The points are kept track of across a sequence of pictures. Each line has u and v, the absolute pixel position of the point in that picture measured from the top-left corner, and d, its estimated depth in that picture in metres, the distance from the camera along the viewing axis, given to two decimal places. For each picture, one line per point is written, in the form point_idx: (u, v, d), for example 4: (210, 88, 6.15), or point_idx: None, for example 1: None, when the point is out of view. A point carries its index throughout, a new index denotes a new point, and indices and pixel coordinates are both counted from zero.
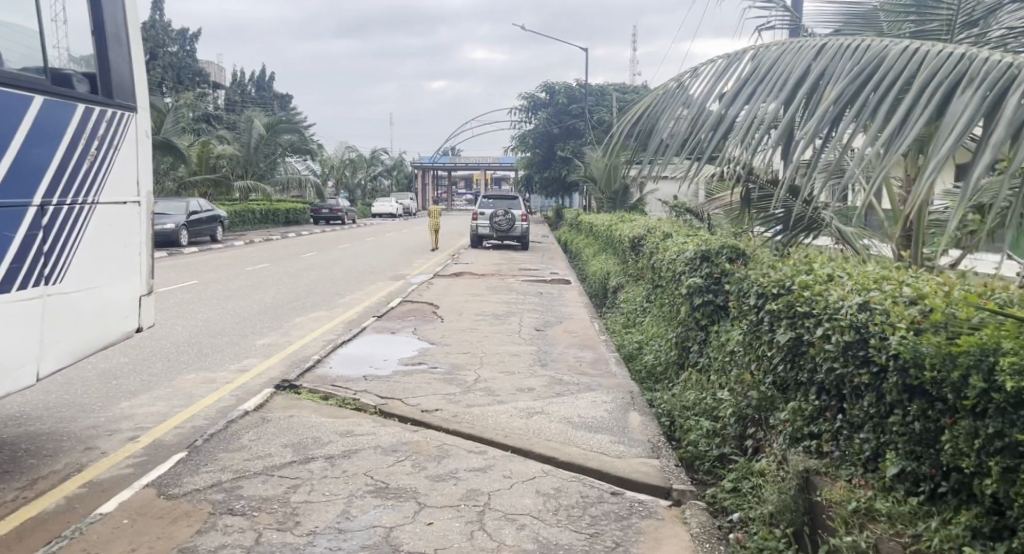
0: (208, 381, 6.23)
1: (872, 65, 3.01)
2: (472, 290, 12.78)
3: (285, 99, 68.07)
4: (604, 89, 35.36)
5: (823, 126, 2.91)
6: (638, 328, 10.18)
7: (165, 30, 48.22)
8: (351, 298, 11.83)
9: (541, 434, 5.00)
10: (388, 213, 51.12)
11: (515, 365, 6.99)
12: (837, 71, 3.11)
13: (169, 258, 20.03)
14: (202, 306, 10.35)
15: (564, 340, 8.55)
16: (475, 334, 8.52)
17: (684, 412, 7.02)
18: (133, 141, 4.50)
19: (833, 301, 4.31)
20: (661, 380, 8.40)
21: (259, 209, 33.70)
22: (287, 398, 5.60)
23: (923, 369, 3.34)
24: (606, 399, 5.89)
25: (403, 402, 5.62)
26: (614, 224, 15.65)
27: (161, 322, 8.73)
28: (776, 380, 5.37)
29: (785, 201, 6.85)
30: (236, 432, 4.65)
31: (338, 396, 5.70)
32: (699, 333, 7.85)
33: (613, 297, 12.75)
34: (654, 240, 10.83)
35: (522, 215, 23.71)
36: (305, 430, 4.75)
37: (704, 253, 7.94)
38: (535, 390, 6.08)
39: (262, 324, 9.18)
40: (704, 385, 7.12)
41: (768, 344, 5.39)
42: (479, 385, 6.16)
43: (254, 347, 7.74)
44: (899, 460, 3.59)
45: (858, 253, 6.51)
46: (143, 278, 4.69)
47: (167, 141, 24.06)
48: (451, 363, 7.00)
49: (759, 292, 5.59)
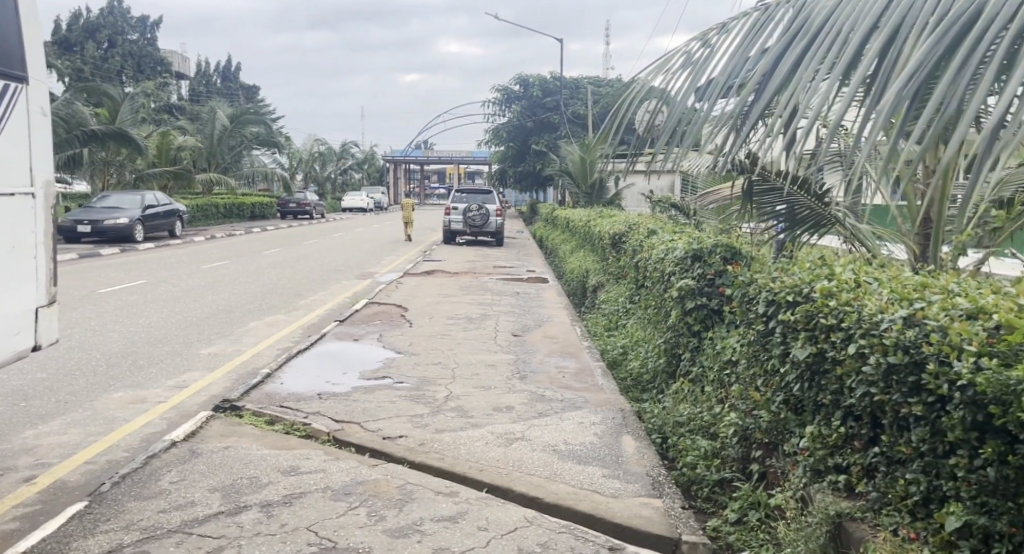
0: (136, 404, 5.44)
1: (971, 9, 2.26)
2: (444, 290, 12.05)
3: (252, 90, 66.60)
4: (578, 82, 34.76)
5: (905, 96, 2.17)
6: (622, 331, 9.50)
7: (125, 17, 47.13)
8: (312, 300, 11.03)
9: (522, 467, 4.28)
10: (359, 208, 50.05)
11: (491, 378, 6.26)
12: (917, 19, 2.37)
13: (122, 255, 19.04)
14: (146, 309, 9.56)
15: (543, 347, 7.84)
16: (445, 341, 7.78)
17: (677, 429, 6.33)
18: (24, 119, 3.72)
19: (871, 315, 3.62)
20: (649, 390, 7.72)
21: (222, 204, 32.64)
22: (226, 424, 4.82)
23: (1014, 405, 2.68)
24: (595, 420, 5.17)
25: (362, 427, 4.86)
26: (591, 219, 14.98)
27: (96, 330, 7.96)
28: (788, 399, 4.65)
29: (789, 197, 5.97)
30: (156, 470, 3.90)
31: (286, 420, 4.94)
32: (690, 339, 7.18)
33: (593, 297, 12.04)
34: (638, 236, 10.15)
35: (496, 211, 22.94)
36: (242, 467, 4.00)
37: (695, 252, 7.33)
38: (514, 410, 5.35)
39: (210, 330, 8.42)
40: (698, 398, 6.44)
41: (782, 360, 4.68)
42: (451, 404, 5.42)
43: (197, 360, 6.94)
44: (966, 513, 2.88)
45: (873, 254, 5.83)
46: (42, 288, 3.91)
47: (122, 131, 22.96)
48: (419, 376, 6.25)
49: (767, 298, 4.87)
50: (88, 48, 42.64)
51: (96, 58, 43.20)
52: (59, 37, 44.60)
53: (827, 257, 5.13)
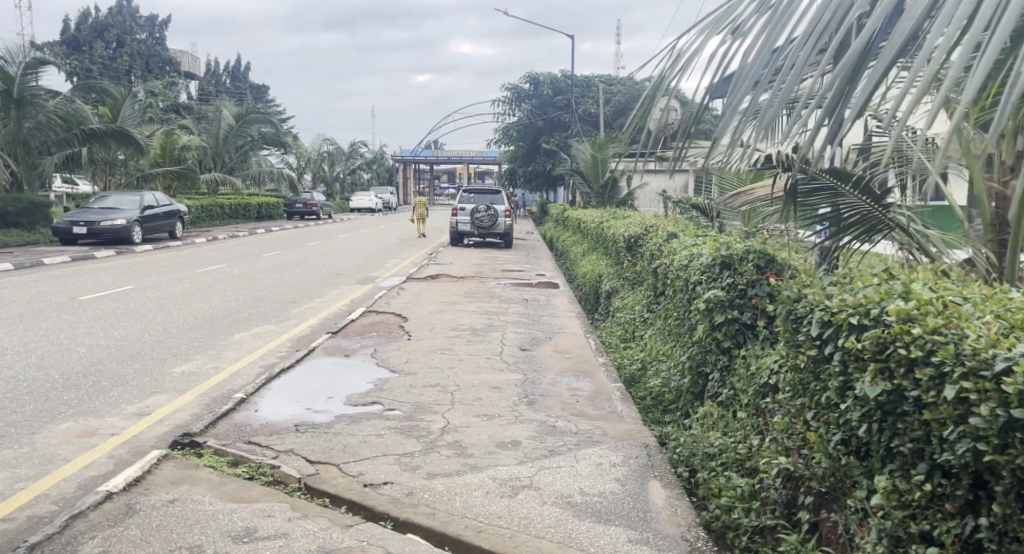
0: (83, 440, 4.71)
1: None
2: (448, 297, 11.35)
3: (261, 89, 66.33)
4: (590, 81, 34.30)
5: None
6: (638, 343, 8.76)
7: (133, 17, 47.48)
8: (306, 308, 10.31)
9: (529, 526, 3.51)
10: (367, 207, 49.43)
11: (495, 404, 5.51)
12: None
13: (118, 257, 18.40)
14: (124, 319, 8.89)
15: (554, 364, 7.08)
16: (447, 356, 7.05)
17: (707, 461, 5.52)
18: None
19: (981, 351, 2.84)
20: (672, 411, 6.96)
21: (227, 204, 32.17)
22: (179, 467, 4.08)
23: None
24: (616, 460, 4.38)
25: (341, 470, 4.11)
26: (604, 221, 14.25)
27: (65, 345, 7.30)
28: (845, 438, 3.80)
29: (839, 201, 5.04)
30: (76, 539, 3.20)
31: (251, 460, 4.21)
32: (719, 357, 6.40)
33: (608, 304, 11.26)
34: (656, 239, 9.37)
35: (505, 212, 22.21)
36: (184, 533, 3.29)
37: (724, 259, 6.56)
38: (521, 446, 4.59)
39: (190, 343, 7.74)
40: (731, 426, 5.63)
41: (840, 394, 3.82)
42: (447, 439, 4.67)
43: (167, 381, 6.22)
44: None
45: (938, 261, 5.02)
46: None
47: (123, 130, 22.12)
48: (413, 402, 5.49)
49: (822, 318, 3.93)
50: (97, 48, 42.72)
51: (105, 58, 43.31)
52: (69, 36, 44.82)
53: (888, 268, 4.25)
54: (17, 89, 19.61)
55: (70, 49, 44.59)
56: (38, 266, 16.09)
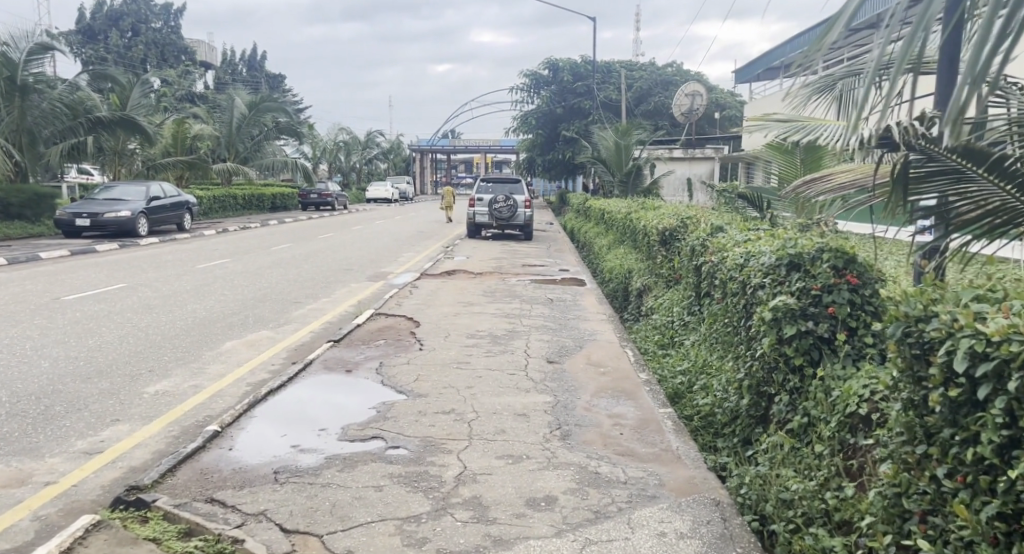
0: (7, 493, 3.75)
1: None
2: (465, 296, 10.36)
3: (279, 79, 65.58)
4: (610, 67, 33.35)
5: None
6: (681, 350, 7.74)
7: (148, 5, 46.75)
8: (310, 309, 9.35)
9: None
10: (382, 198, 48.40)
11: (522, 440, 4.49)
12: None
13: (120, 251, 17.49)
14: (105, 325, 7.97)
15: (589, 381, 6.07)
16: (462, 373, 6.04)
17: (782, 510, 4.45)
18: None
19: None
20: (726, 436, 5.92)
21: (239, 194, 31.24)
22: (111, 544, 3.12)
23: None
24: (685, 530, 3.36)
25: (323, 547, 3.13)
26: (631, 211, 13.21)
27: (28, 358, 6.39)
28: (1004, 510, 2.82)
29: (952, 189, 3.96)
30: None
31: (204, 533, 3.22)
32: (788, 377, 5.28)
33: (640, 304, 10.22)
34: (697, 232, 8.30)
35: (524, 202, 21.16)
36: None
37: (792, 258, 5.54)
38: (557, 506, 3.58)
39: (172, 354, 6.79)
40: (808, 464, 4.57)
41: (1000, 454, 2.82)
42: (463, 495, 3.67)
43: (134, 405, 5.26)
44: None
45: None
46: None
47: (129, 118, 21.31)
48: (421, 437, 4.49)
49: (973, 350, 2.88)
50: (112, 37, 41.95)
51: (120, 47, 42.48)
52: (85, 26, 44.19)
53: None
54: (20, 75, 18.71)
55: (85, 37, 43.88)
56: (35, 261, 15.23)
